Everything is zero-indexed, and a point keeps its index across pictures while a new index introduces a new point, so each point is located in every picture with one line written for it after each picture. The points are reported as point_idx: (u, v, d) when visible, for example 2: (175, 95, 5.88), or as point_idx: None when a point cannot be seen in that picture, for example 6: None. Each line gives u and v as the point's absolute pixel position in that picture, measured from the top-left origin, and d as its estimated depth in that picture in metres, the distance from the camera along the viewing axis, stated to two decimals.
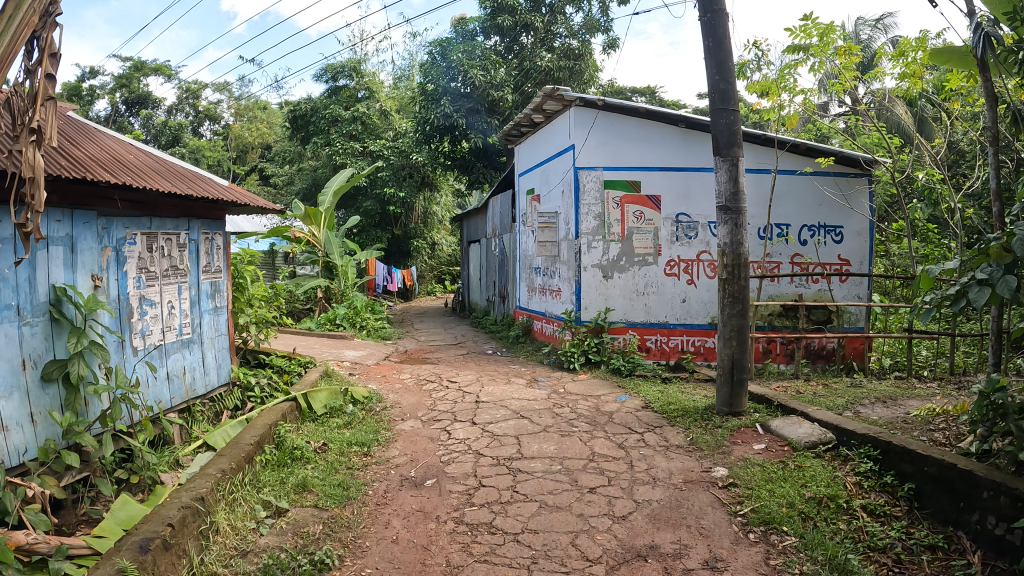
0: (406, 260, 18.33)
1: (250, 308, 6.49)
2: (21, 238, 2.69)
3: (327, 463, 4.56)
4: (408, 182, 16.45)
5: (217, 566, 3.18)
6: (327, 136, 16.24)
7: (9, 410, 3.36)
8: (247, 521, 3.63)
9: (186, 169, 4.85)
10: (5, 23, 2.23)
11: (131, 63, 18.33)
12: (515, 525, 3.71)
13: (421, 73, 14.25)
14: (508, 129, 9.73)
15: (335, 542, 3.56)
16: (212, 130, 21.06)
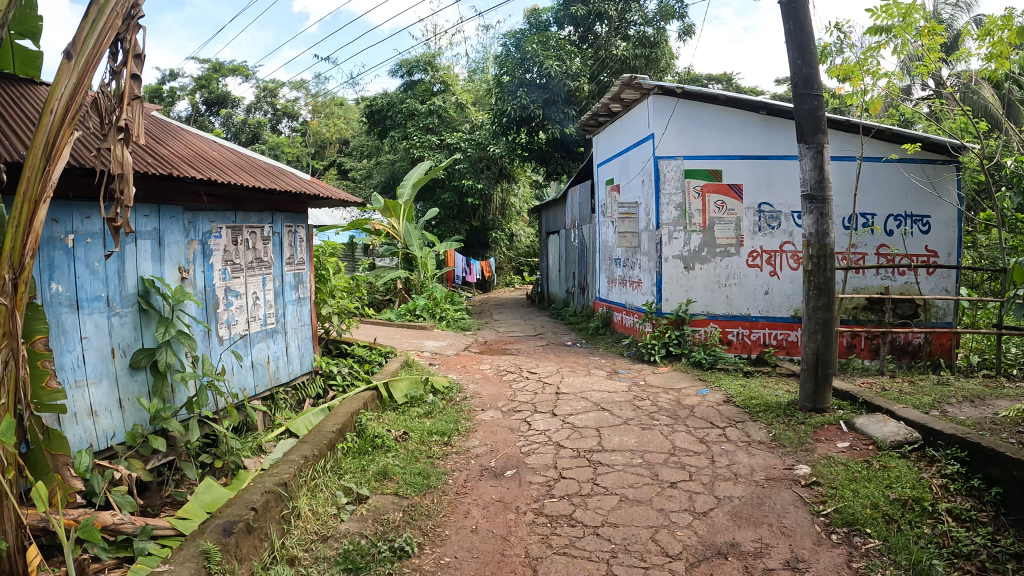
0: (484, 251, 18.47)
1: (333, 299, 6.66)
2: (113, 233, 2.86)
3: (408, 451, 4.63)
4: (487, 173, 16.48)
5: (297, 550, 3.28)
6: (405, 130, 16.43)
7: (99, 396, 3.52)
8: (328, 506, 3.72)
9: (269, 164, 4.97)
10: (93, 26, 2.55)
11: (210, 64, 18.96)
12: (596, 518, 3.69)
13: (496, 66, 14.29)
14: (586, 119, 9.67)
15: (415, 530, 3.61)
16: (291, 127, 21.60)
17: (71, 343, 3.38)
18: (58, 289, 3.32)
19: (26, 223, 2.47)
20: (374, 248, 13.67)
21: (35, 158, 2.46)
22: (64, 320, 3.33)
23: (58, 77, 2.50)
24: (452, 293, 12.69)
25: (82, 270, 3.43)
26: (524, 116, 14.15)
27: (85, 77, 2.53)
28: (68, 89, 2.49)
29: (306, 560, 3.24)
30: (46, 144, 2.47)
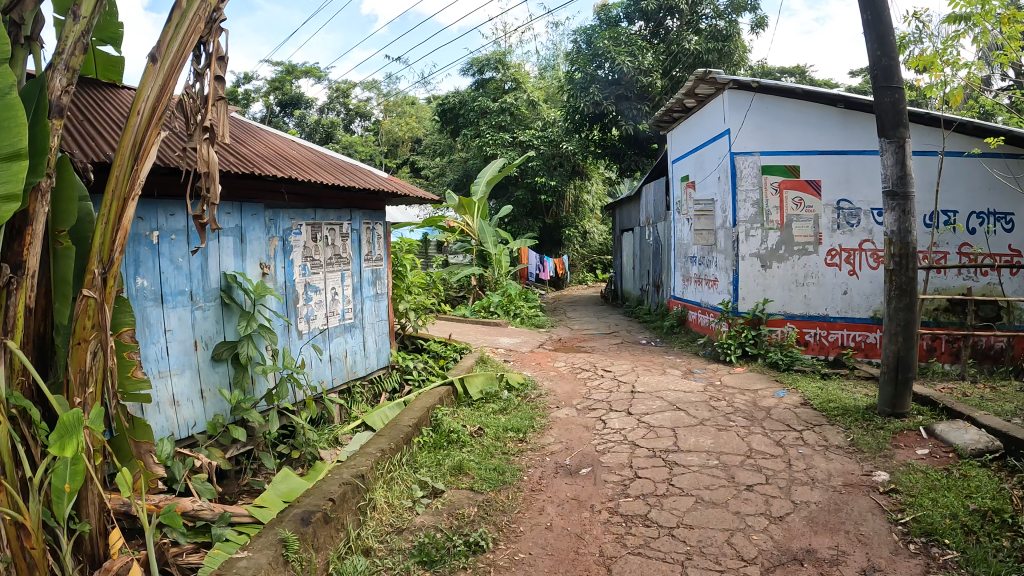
0: (557, 248, 18.47)
1: (410, 295, 6.77)
2: (199, 229, 2.98)
3: (482, 447, 4.67)
4: (559, 171, 16.46)
5: (372, 541, 3.35)
6: (478, 127, 16.59)
7: (182, 386, 3.67)
8: (404, 499, 3.79)
9: (349, 163, 5.08)
10: (176, 30, 2.66)
11: (283, 67, 19.46)
12: (670, 519, 3.66)
13: (568, 62, 14.25)
14: (660, 115, 9.61)
15: (489, 525, 3.65)
16: (363, 127, 21.97)
17: (155, 336, 3.52)
18: (144, 284, 3.46)
19: (116, 220, 2.59)
20: (447, 245, 13.82)
21: (125, 157, 2.58)
22: (150, 313, 3.48)
23: (145, 80, 2.61)
24: (525, 289, 12.72)
25: (167, 266, 3.57)
26: (597, 113, 14.09)
27: (169, 80, 2.64)
28: (153, 91, 2.60)
29: (381, 551, 3.31)
30: (133, 145, 2.58)
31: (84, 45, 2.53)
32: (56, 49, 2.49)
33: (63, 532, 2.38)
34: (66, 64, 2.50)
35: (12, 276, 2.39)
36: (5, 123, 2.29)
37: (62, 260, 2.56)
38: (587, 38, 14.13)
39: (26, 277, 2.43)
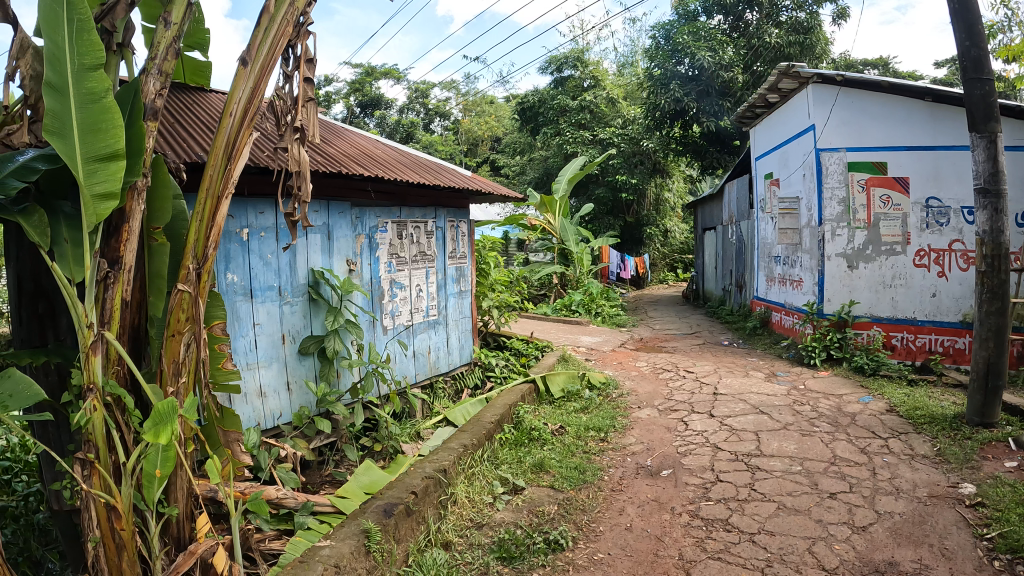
0: (638, 247, 18.25)
1: (492, 293, 6.83)
2: (290, 226, 3.10)
3: (563, 445, 4.67)
4: (640, 168, 16.24)
5: (452, 535, 3.40)
6: (558, 125, 16.58)
7: (269, 378, 3.83)
8: (484, 495, 3.83)
9: (432, 162, 5.15)
10: (266, 34, 2.78)
11: (363, 68, 19.88)
12: (752, 524, 3.58)
13: (648, 59, 14.06)
14: (742, 111, 9.41)
15: (569, 524, 3.64)
16: (443, 126, 22.21)
17: (244, 329, 3.69)
18: (234, 279, 3.62)
19: (210, 218, 2.72)
20: (529, 243, 13.86)
21: (218, 157, 2.70)
22: (240, 308, 3.64)
23: (236, 83, 2.73)
24: (607, 288, 12.62)
25: (256, 262, 3.73)
26: (678, 109, 13.85)
27: (260, 82, 2.75)
28: (245, 93, 2.72)
29: (460, 545, 3.36)
30: (226, 145, 2.71)
31: (175, 51, 2.67)
32: (151, 54, 2.63)
33: (151, 514, 2.54)
34: (160, 69, 2.64)
35: (109, 271, 2.54)
36: (103, 126, 2.42)
37: (157, 257, 2.76)
38: (666, 33, 13.91)
39: (122, 272, 2.58)
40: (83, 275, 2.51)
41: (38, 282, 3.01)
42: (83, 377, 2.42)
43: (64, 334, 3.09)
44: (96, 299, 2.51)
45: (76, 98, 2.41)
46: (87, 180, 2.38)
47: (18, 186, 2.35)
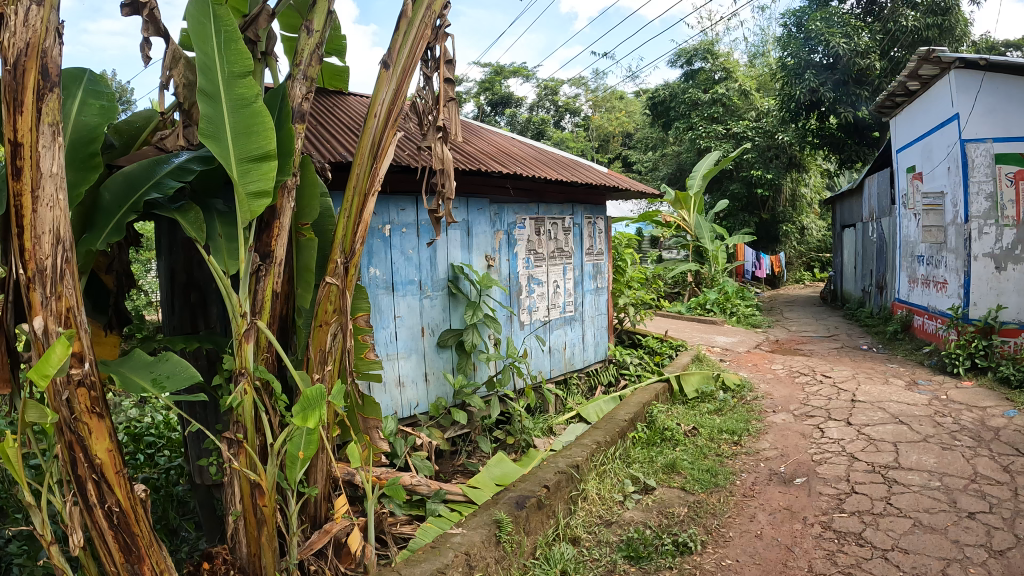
0: (774, 245, 17.27)
1: (628, 290, 6.74)
2: (434, 221, 3.21)
3: (696, 446, 4.56)
4: (776, 163, 15.49)
5: (580, 531, 3.41)
6: (688, 119, 15.99)
7: (408, 369, 4.00)
8: (614, 493, 3.81)
9: (569, 158, 5.16)
10: (405, 37, 2.90)
11: (492, 67, 20.05)
12: (885, 540, 3.35)
13: (780, 48, 13.26)
14: (881, 100, 8.71)
15: (699, 527, 3.56)
16: (574, 122, 22.01)
17: (385, 321, 3.86)
18: (377, 273, 3.79)
19: (357, 214, 2.86)
20: (664, 240, 13.54)
21: (364, 157, 2.85)
22: (381, 300, 3.81)
23: (380, 85, 2.87)
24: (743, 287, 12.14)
25: (398, 257, 3.89)
26: (813, 100, 13.04)
27: (402, 83, 2.87)
28: (387, 94, 2.86)
29: (588, 542, 3.37)
30: (371, 144, 2.85)
31: (319, 57, 2.87)
32: (296, 62, 2.85)
33: (291, 493, 2.73)
34: (304, 74, 2.86)
35: (260, 264, 2.73)
36: (254, 128, 2.61)
37: (305, 251, 2.95)
38: (797, 20, 13.11)
39: (273, 265, 2.77)
40: (236, 267, 2.74)
41: (191, 275, 3.63)
42: (236, 362, 2.63)
43: (212, 321, 3.67)
44: (249, 290, 2.71)
45: (228, 102, 2.60)
46: (241, 179, 2.59)
47: (174, 187, 2.67)
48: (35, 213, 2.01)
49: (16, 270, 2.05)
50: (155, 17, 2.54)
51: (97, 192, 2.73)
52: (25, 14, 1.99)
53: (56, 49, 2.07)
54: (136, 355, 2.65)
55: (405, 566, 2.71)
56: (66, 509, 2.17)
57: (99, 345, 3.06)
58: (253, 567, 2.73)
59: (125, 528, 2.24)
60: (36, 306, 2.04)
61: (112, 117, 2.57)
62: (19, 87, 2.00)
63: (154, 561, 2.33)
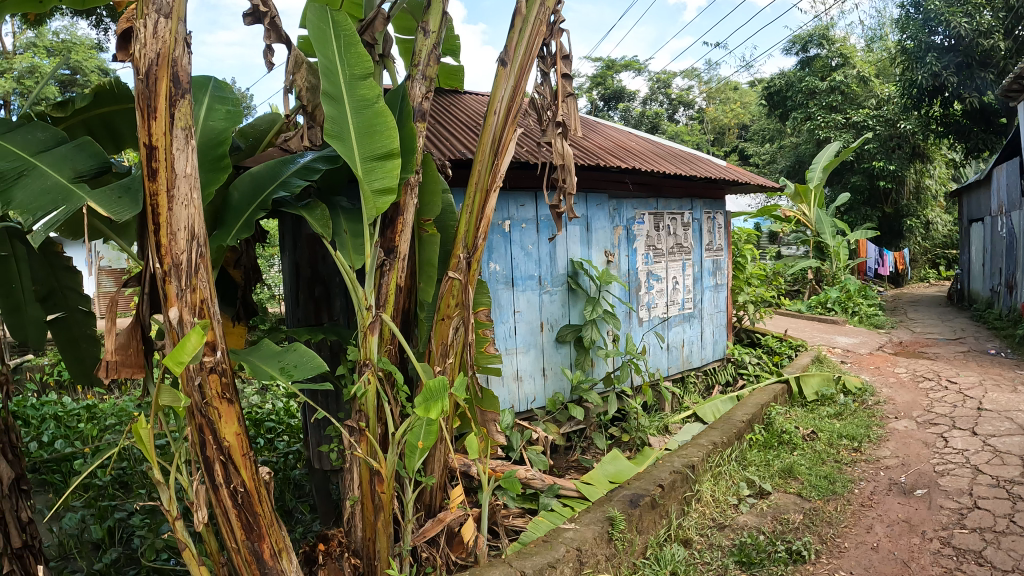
0: (897, 241, 15.01)
1: (748, 287, 6.51)
2: (556, 217, 3.22)
3: (815, 451, 4.36)
4: (899, 153, 13.33)
5: (692, 533, 3.34)
6: (806, 109, 13.86)
7: (525, 363, 4.04)
8: (729, 495, 3.72)
9: (687, 152, 5.04)
10: (521, 34, 2.91)
11: (604, 62, 19.67)
12: (1009, 560, 3.09)
13: (898, 31, 12.05)
14: (1009, 83, 7.96)
15: (813, 535, 3.41)
16: (688, 116, 21.27)
17: (504, 316, 3.91)
18: (496, 268, 3.84)
19: (479, 209, 2.94)
20: (782, 236, 12.96)
21: (485, 154, 2.92)
22: (501, 295, 3.86)
23: (498, 83, 2.90)
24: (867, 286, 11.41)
25: (518, 252, 3.93)
26: (936, 85, 11.73)
27: (520, 80, 2.90)
28: (506, 92, 2.89)
29: (699, 544, 3.30)
30: (492, 141, 2.90)
31: (436, 57, 2.94)
32: (415, 62, 2.93)
33: (409, 481, 2.81)
34: (422, 74, 2.93)
35: (385, 259, 2.85)
36: (377, 128, 2.69)
37: (427, 246, 3.04)
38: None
39: (396, 260, 2.87)
40: (362, 261, 2.84)
41: (315, 269, 3.87)
42: (361, 353, 2.72)
43: (335, 313, 3.86)
44: (374, 284, 2.81)
45: (351, 104, 2.70)
46: (366, 176, 2.68)
47: (299, 185, 2.84)
48: (170, 212, 2.17)
49: (154, 264, 2.22)
50: (275, 25, 2.73)
51: (227, 191, 2.94)
52: (154, 28, 2.14)
53: (185, 58, 2.22)
54: (266, 345, 2.79)
55: (517, 558, 2.74)
56: (194, 487, 2.33)
57: (229, 335, 3.53)
58: (370, 548, 2.85)
59: (247, 508, 2.39)
60: (172, 297, 2.21)
61: (236, 120, 2.85)
62: (153, 95, 2.15)
63: (273, 540, 2.46)
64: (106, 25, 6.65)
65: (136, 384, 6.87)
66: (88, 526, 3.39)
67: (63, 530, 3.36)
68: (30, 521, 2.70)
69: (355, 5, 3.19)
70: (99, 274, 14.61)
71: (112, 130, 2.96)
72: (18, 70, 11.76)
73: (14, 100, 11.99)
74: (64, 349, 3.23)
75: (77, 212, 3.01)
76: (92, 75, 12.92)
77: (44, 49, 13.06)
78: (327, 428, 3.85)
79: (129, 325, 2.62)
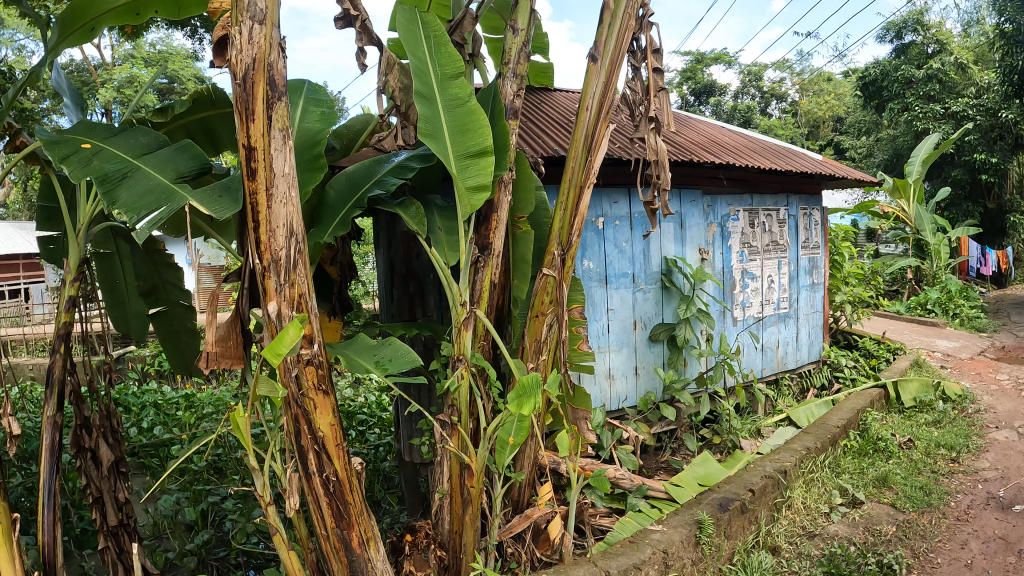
0: (1001, 238, 13.50)
1: (845, 287, 6.24)
2: (650, 213, 3.16)
3: (912, 461, 4.15)
4: (1000, 145, 12.00)
5: (782, 541, 3.24)
6: (903, 100, 12.40)
7: (618, 362, 4.00)
8: (821, 503, 3.59)
9: (782, 146, 4.86)
10: (610, 28, 2.86)
11: (694, 56, 19.07)
12: None
13: (996, 13, 10.66)
14: None
15: (905, 549, 3.26)
16: (780, 109, 20.37)
17: (598, 313, 3.89)
18: (591, 266, 3.82)
19: (573, 207, 2.94)
20: (879, 234, 12.36)
21: (579, 151, 2.92)
22: (595, 293, 3.84)
23: (589, 79, 2.89)
24: (970, 287, 10.62)
25: (612, 250, 3.89)
26: None
27: (611, 76, 2.86)
28: (598, 87, 2.87)
29: (788, 553, 3.19)
30: (585, 138, 2.89)
31: (526, 54, 2.93)
32: (505, 61, 2.93)
33: (498, 477, 2.82)
34: (513, 72, 2.94)
35: (479, 256, 2.88)
36: (469, 127, 2.71)
37: (521, 243, 3.06)
38: None
39: (491, 257, 2.89)
40: (456, 257, 2.88)
41: (409, 266, 3.94)
42: (454, 348, 2.76)
43: (429, 309, 3.93)
44: (469, 280, 2.84)
45: (443, 103, 2.73)
46: (460, 175, 2.72)
47: (393, 184, 2.89)
48: (268, 210, 2.25)
49: (254, 260, 2.32)
50: (366, 28, 2.81)
51: (323, 191, 3.05)
52: (249, 34, 2.20)
53: (280, 62, 2.28)
54: (362, 340, 2.85)
55: (602, 558, 2.72)
56: (287, 474, 2.42)
57: (325, 328, 3.60)
58: (455, 541, 2.89)
59: (339, 497, 2.46)
60: (271, 292, 2.31)
61: (330, 121, 2.96)
62: (251, 99, 2.23)
63: (361, 529, 2.53)
64: (201, 35, 6.90)
65: (234, 373, 7.22)
66: (181, 509, 3.59)
67: (158, 511, 3.59)
68: (127, 501, 2.88)
69: (443, 6, 3.25)
70: (201, 270, 15.48)
71: (211, 134, 3.20)
72: (120, 81, 12.51)
73: (116, 108, 12.75)
74: (166, 340, 3.42)
75: (180, 212, 3.21)
76: (190, 83, 13.61)
77: (143, 60, 13.88)
78: (418, 421, 3.95)
79: (229, 318, 2.74)
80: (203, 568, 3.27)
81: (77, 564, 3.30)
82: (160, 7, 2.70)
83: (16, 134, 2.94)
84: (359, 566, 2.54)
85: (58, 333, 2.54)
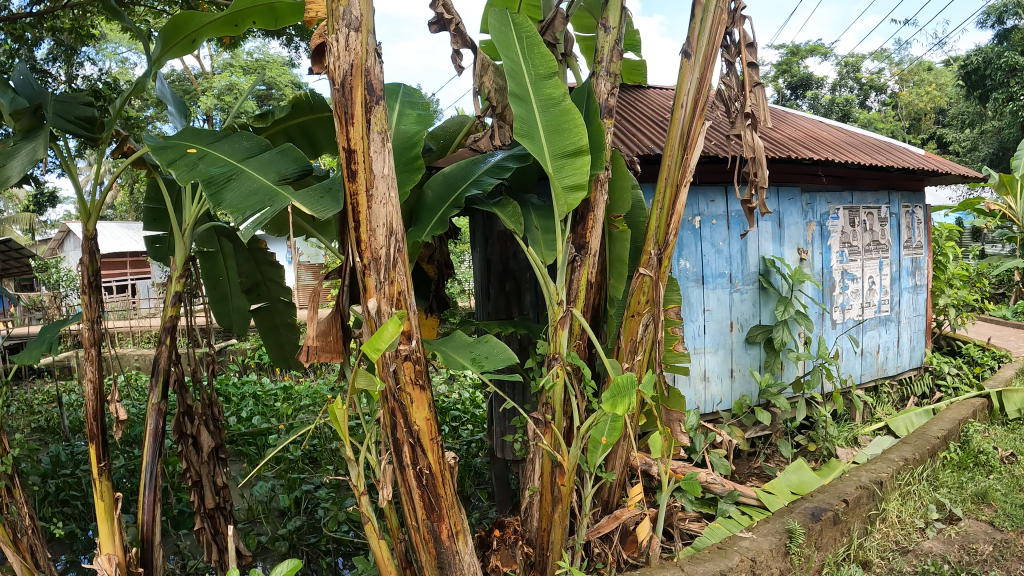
0: None
1: (948, 289, 5.93)
2: (746, 212, 3.06)
3: (1015, 476, 3.88)
4: None
5: (873, 554, 3.11)
6: (1008, 88, 11.57)
7: (713, 364, 3.92)
8: (916, 518, 3.43)
9: (883, 140, 4.64)
10: (702, 23, 2.80)
11: (789, 48, 18.46)
12: None
13: None
14: None
15: (1002, 570, 3.08)
16: (880, 101, 19.44)
17: (694, 314, 3.82)
18: (687, 265, 3.75)
19: (669, 206, 2.89)
20: (986, 232, 11.68)
21: (674, 149, 2.87)
22: (691, 293, 3.77)
23: (684, 76, 2.84)
24: None
25: (709, 248, 3.81)
26: None
27: (706, 72, 2.80)
28: (692, 84, 2.82)
29: (880, 569, 3.05)
30: (680, 136, 2.84)
31: (619, 53, 2.91)
32: (598, 60, 2.91)
33: (588, 477, 2.80)
34: (607, 71, 2.91)
35: (576, 255, 2.87)
36: (565, 126, 2.70)
37: (618, 242, 3.04)
38: None
39: (587, 256, 2.88)
40: (553, 256, 2.89)
41: (506, 265, 3.98)
42: (550, 347, 2.77)
43: (525, 308, 3.95)
44: (566, 279, 2.85)
45: (538, 103, 2.73)
46: (557, 174, 2.71)
47: (491, 184, 2.91)
48: (368, 210, 2.31)
49: (355, 259, 2.40)
50: (460, 31, 2.86)
51: (422, 191, 3.12)
52: (346, 41, 2.27)
53: (377, 67, 2.34)
54: (459, 338, 2.88)
55: (689, 562, 2.67)
56: (382, 466, 2.49)
57: (423, 325, 3.75)
58: (543, 539, 2.89)
59: (430, 489, 2.50)
60: (371, 289, 2.37)
61: (426, 123, 3.03)
62: (350, 103, 2.30)
63: (451, 522, 2.56)
64: (297, 43, 7.11)
65: (327, 368, 7.58)
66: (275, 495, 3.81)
67: (253, 496, 3.87)
68: (225, 486, 3.05)
69: (535, 7, 3.30)
70: (300, 266, 16.27)
71: (312, 140, 3.36)
72: (220, 87, 13.25)
73: (216, 113, 13.51)
74: (266, 334, 3.62)
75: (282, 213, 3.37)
76: (287, 88, 14.25)
77: (241, 68, 14.68)
78: (511, 418, 4.00)
79: (329, 315, 2.84)
80: (295, 552, 3.44)
81: (173, 543, 3.62)
82: (258, 18, 2.86)
83: (124, 141, 3.17)
84: (448, 559, 2.57)
85: (164, 327, 2.72)
